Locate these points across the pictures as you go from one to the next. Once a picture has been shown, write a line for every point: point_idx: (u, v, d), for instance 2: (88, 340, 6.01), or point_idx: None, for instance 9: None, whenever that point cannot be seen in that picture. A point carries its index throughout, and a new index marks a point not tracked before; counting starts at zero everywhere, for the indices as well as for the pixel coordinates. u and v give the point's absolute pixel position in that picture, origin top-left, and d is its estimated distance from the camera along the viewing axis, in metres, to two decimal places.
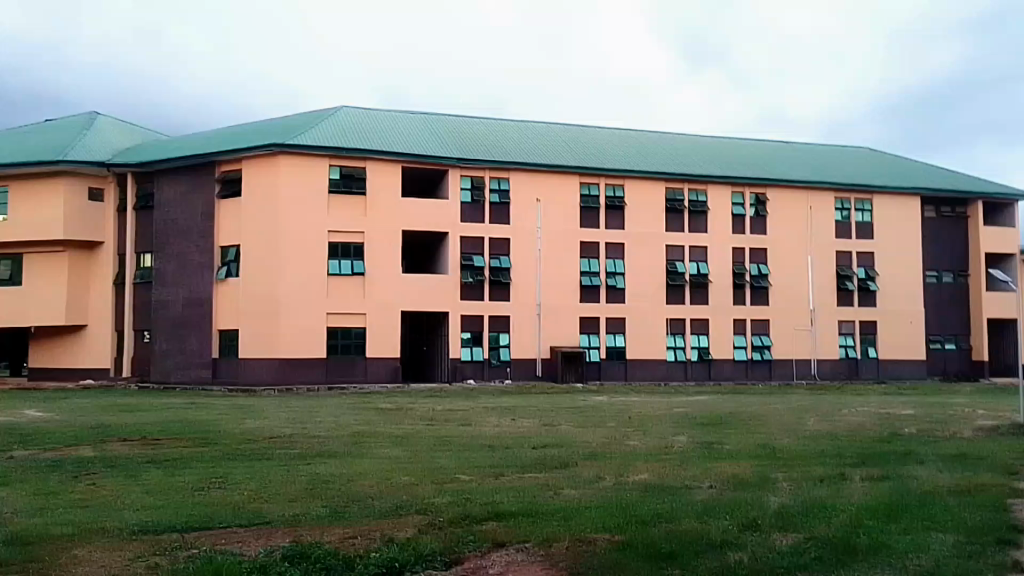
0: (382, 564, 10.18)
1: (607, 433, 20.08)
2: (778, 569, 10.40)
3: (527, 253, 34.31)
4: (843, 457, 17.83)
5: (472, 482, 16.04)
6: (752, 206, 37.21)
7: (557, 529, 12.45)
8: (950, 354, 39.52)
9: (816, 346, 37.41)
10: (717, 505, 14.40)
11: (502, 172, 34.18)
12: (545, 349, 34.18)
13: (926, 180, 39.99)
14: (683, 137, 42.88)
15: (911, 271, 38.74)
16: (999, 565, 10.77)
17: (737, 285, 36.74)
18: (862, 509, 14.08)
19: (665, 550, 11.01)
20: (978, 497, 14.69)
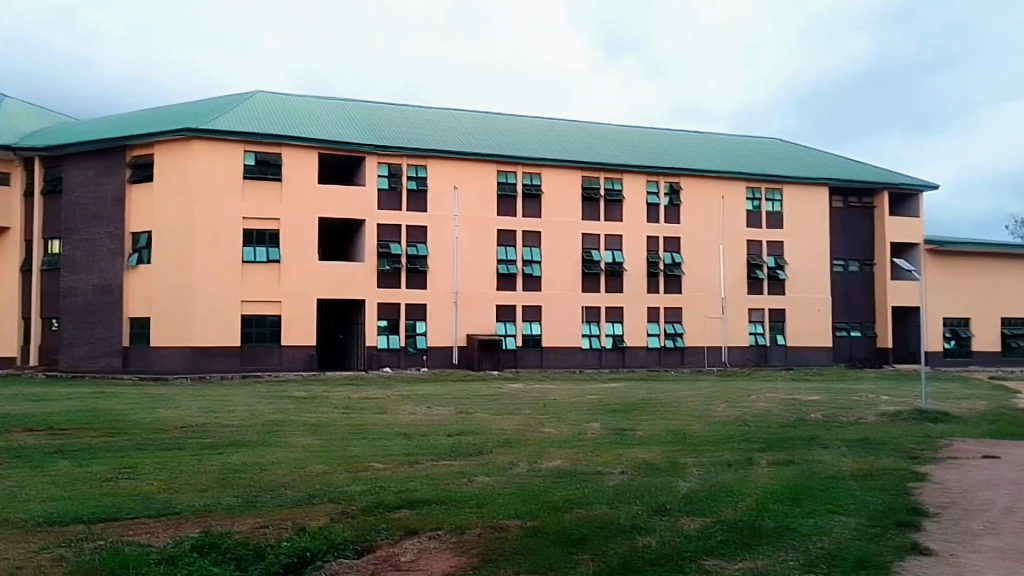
0: (293, 553, 8.90)
1: (486, 414, 22.09)
2: (692, 552, 9.13)
3: (444, 241, 35.75)
4: (749, 441, 16.24)
5: (387, 469, 14.04)
6: (667, 195, 39.74)
7: (470, 517, 10.48)
8: (856, 341, 42.90)
9: (727, 334, 40.23)
10: (630, 490, 12.28)
11: (419, 160, 35.43)
12: (462, 337, 35.78)
13: (835, 173, 43.19)
14: (608, 128, 44.40)
15: (818, 262, 41.94)
16: (899, 547, 9.51)
17: (652, 274, 39.19)
18: (766, 494, 11.77)
19: (576, 535, 9.60)
20: (886, 481, 12.27)
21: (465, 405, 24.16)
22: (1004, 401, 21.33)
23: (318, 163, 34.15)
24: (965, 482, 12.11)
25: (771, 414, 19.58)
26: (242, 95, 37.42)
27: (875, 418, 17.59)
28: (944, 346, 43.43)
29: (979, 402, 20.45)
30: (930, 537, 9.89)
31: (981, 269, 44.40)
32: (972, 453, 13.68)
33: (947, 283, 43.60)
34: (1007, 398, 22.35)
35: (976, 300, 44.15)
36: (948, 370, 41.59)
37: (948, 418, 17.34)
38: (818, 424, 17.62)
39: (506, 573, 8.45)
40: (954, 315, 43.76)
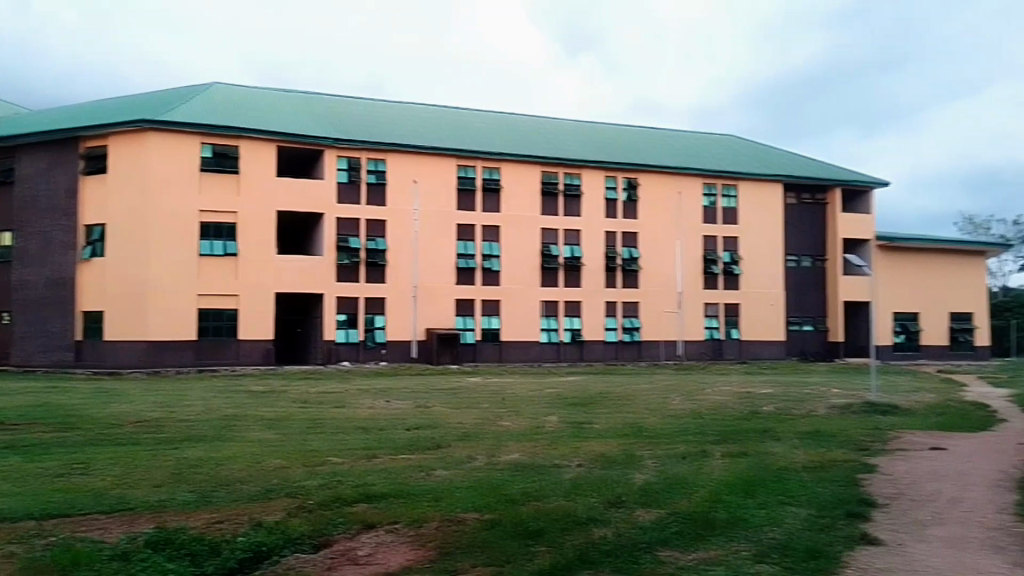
0: (249, 548, 8.91)
1: (445, 407, 22.16)
2: (646, 543, 9.27)
3: (403, 235, 35.70)
4: (704, 433, 16.47)
5: (345, 463, 14.05)
6: (625, 191, 40.01)
7: (428, 511, 10.52)
8: (808, 335, 43.39)
9: (683, 328, 40.63)
10: (587, 482, 12.42)
11: (378, 154, 35.28)
12: (421, 332, 35.77)
13: (789, 169, 43.72)
14: (566, 124, 44.55)
15: (773, 257, 42.49)
16: (850, 537, 9.72)
17: (610, 269, 39.44)
18: (720, 485, 11.98)
19: (533, 527, 9.71)
20: (837, 473, 12.51)
21: (423, 399, 24.19)
22: (953, 394, 21.82)
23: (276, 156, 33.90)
24: (913, 473, 12.36)
25: (725, 407, 19.87)
26: (199, 86, 37.03)
27: (826, 411, 17.92)
28: (894, 341, 44.25)
29: (928, 395, 20.92)
30: (879, 527, 10.13)
31: (932, 264, 45.19)
32: (920, 445, 13.98)
33: (898, 278, 44.33)
34: (954, 391, 22.84)
35: (926, 295, 44.94)
36: (898, 364, 42.38)
37: (897, 410, 17.70)
38: (770, 417, 17.88)
39: (465, 565, 8.56)
40: (904, 309, 44.51)
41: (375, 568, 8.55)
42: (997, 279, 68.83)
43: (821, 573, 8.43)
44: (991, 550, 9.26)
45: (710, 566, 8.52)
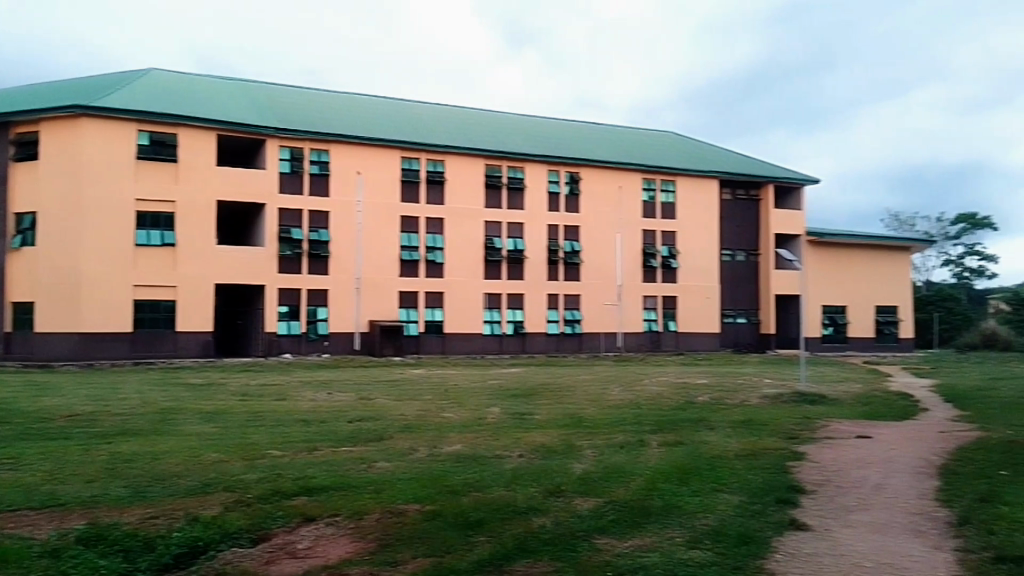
0: (185, 543, 8.99)
1: (387, 399, 22.31)
2: (584, 532, 9.54)
3: (346, 226, 35.61)
4: (642, 423, 16.84)
5: (284, 456, 14.12)
6: (567, 184, 40.37)
7: (369, 503, 10.69)
8: (742, 328, 44.54)
9: (623, 321, 41.19)
10: (526, 472, 12.67)
11: (321, 144, 35.09)
12: (363, 324, 35.77)
13: (726, 166, 44.50)
14: (508, 117, 44.76)
15: (710, 252, 43.29)
16: (780, 523, 10.09)
17: (552, 262, 39.88)
18: (655, 474, 12.31)
19: (473, 518, 9.92)
20: (767, 460, 12.92)
21: (365, 391, 24.27)
22: (878, 384, 22.59)
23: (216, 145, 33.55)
24: (840, 460, 12.83)
25: (661, 397, 20.31)
26: (136, 72, 36.51)
27: (758, 400, 18.44)
28: (823, 333, 45.29)
29: (854, 385, 21.63)
30: (806, 513, 10.53)
31: (861, 259, 46.40)
32: (847, 433, 14.47)
33: (828, 272, 45.43)
34: (881, 381, 23.62)
35: (856, 289, 46.15)
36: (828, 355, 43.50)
37: (825, 400, 18.28)
38: (706, 406, 18.35)
39: (406, 556, 8.73)
40: (833, 302, 45.60)
41: (314, 561, 8.69)
42: (921, 273, 70.98)
43: (751, 557, 8.79)
44: (913, 534, 9.66)
45: (645, 553, 8.81)
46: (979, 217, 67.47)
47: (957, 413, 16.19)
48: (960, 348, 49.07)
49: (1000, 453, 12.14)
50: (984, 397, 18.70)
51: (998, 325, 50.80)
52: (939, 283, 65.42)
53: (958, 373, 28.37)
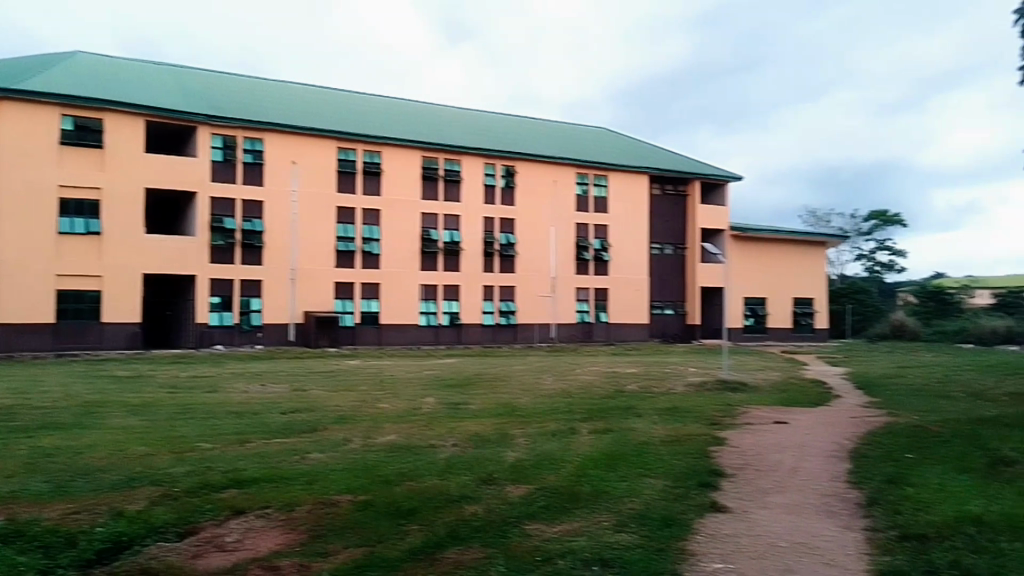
0: (108, 539, 9.20)
1: (321, 391, 22.51)
2: (515, 518, 9.95)
3: (281, 216, 35.54)
4: (573, 411, 17.32)
5: (214, 449, 14.28)
6: (503, 177, 40.85)
7: (300, 494, 10.96)
8: (669, 318, 45.66)
9: (555, 312, 42.05)
10: (459, 462, 13.02)
11: (255, 133, 34.85)
12: (298, 315, 35.75)
13: (655, 162, 45.47)
14: (440, 109, 45.02)
15: (638, 245, 44.31)
16: (701, 506, 10.61)
17: (488, 254, 40.38)
18: (585, 460, 12.79)
19: (406, 507, 10.28)
20: (691, 446, 13.46)
21: (300, 382, 24.40)
22: (794, 372, 23.51)
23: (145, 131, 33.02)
24: (759, 445, 13.44)
25: (592, 386, 20.83)
26: (61, 56, 35.83)
27: (683, 388, 19.09)
28: (744, 324, 46.61)
29: (773, 374, 22.47)
30: (726, 496, 11.05)
31: (782, 252, 48.02)
32: (765, 419, 15.12)
33: (750, 266, 46.85)
34: (798, 369, 24.56)
35: (776, 282, 47.73)
36: (751, 345, 44.98)
37: (745, 388, 18.99)
38: (634, 394, 18.94)
39: (337, 547, 9.04)
40: (753, 295, 46.98)
41: (243, 553, 8.93)
42: (837, 267, 73.22)
43: (674, 539, 9.25)
44: (825, 514, 10.14)
45: (573, 537, 9.23)
46: (891, 213, 69.73)
47: (866, 400, 17.00)
48: (871, 338, 50.95)
49: (906, 437, 12.83)
50: (891, 384, 19.62)
51: (907, 316, 52.77)
52: (853, 277, 67.48)
53: (871, 362, 29.57)
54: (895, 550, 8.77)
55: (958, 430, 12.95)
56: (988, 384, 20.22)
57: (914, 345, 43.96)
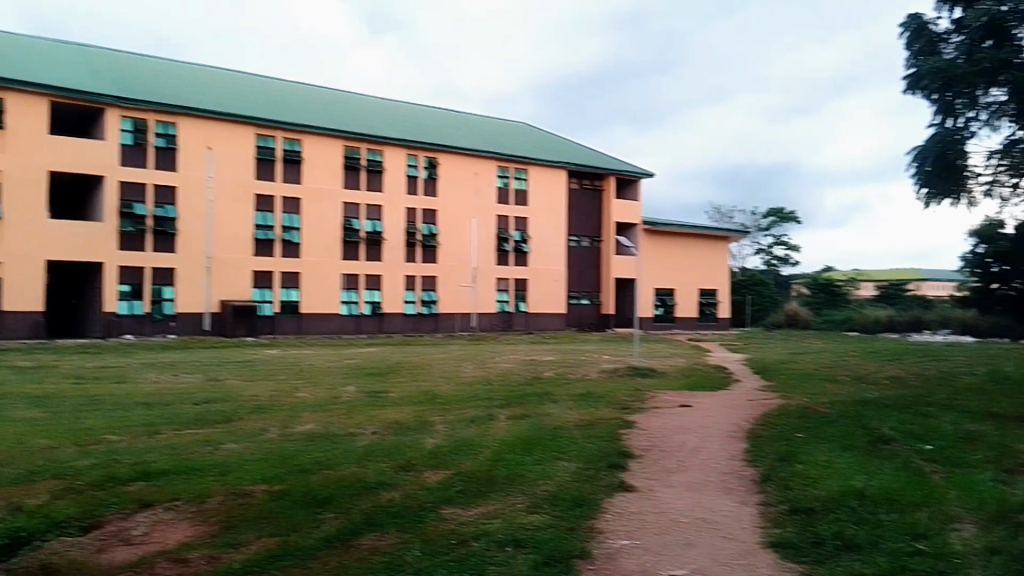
0: (6, 534, 9.30)
1: (236, 380, 22.73)
2: (431, 503, 10.43)
3: (197, 202, 35.04)
4: (491, 398, 17.92)
5: (122, 442, 14.44)
6: (425, 169, 41.27)
7: (212, 486, 11.24)
8: (585, 308, 47.10)
9: (475, 302, 42.93)
10: (378, 449, 13.49)
11: (168, 117, 34.16)
12: (214, 303, 35.46)
13: (572, 157, 46.49)
14: (357, 98, 45.13)
15: (555, 237, 45.59)
16: (610, 486, 11.24)
17: (410, 244, 40.84)
18: (502, 445, 13.40)
19: (322, 496, 10.70)
20: (601, 430, 14.17)
21: (214, 372, 24.55)
22: (699, 358, 24.59)
23: (49, 112, 31.90)
24: (664, 428, 14.23)
25: (511, 373, 21.50)
26: None
27: (597, 375, 19.87)
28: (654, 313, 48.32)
29: (679, 360, 23.46)
30: (633, 476, 11.72)
31: (689, 244, 50.00)
32: (670, 403, 15.96)
33: (661, 257, 48.46)
34: (703, 357, 25.68)
35: (683, 274, 49.58)
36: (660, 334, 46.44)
37: (654, 373, 19.91)
38: (550, 381, 19.67)
39: (250, 537, 9.28)
40: (662, 286, 48.78)
41: (151, 546, 9.13)
42: (740, 260, 75.66)
43: (584, 518, 9.80)
44: (724, 491, 10.81)
45: (488, 520, 9.72)
46: (787, 210, 72.10)
47: (763, 384, 18.01)
48: (767, 326, 52.70)
49: (797, 418, 13.76)
50: (785, 369, 20.79)
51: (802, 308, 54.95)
52: (753, 269, 69.66)
53: (770, 348, 31.02)
54: (785, 523, 9.41)
55: (844, 411, 13.95)
56: (873, 368, 21.58)
57: (809, 334, 45.84)
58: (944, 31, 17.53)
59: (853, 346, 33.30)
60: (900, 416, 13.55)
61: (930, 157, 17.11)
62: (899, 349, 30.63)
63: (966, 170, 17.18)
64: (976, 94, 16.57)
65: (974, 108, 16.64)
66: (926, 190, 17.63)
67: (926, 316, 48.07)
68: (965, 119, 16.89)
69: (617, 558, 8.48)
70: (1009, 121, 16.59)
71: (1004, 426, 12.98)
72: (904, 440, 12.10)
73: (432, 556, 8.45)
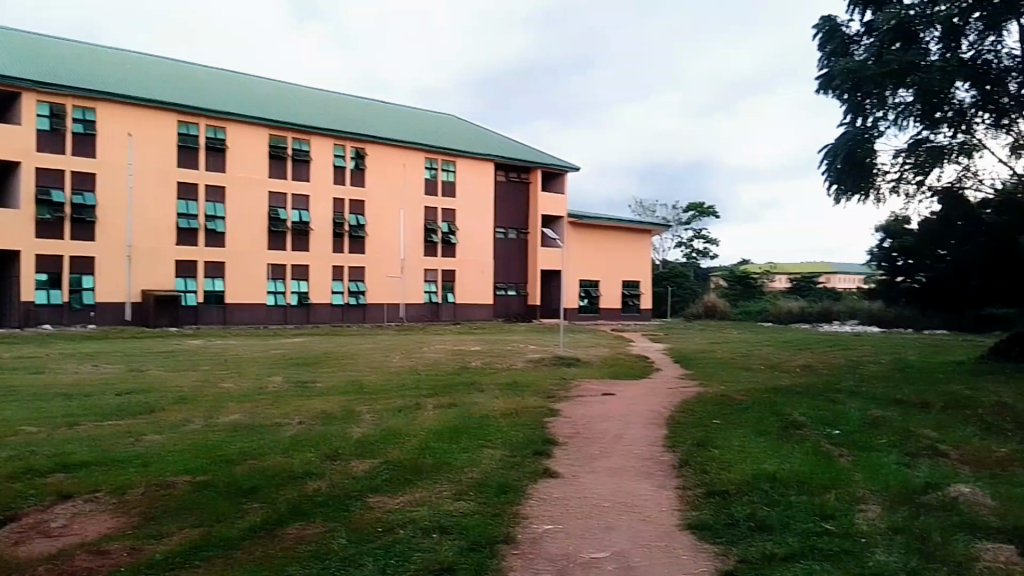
0: None
1: (159, 371, 22.47)
2: (358, 492, 10.57)
3: (117, 190, 34.30)
4: (418, 388, 18.04)
5: (41, 433, 14.24)
6: (353, 159, 41.12)
7: (133, 477, 11.19)
8: (512, 299, 47.58)
9: (403, 292, 42.97)
10: (304, 439, 13.56)
11: (87, 102, 33.29)
12: (135, 293, 34.81)
13: (499, 150, 46.80)
14: (280, 86, 44.65)
15: (482, 228, 45.83)
16: (535, 472, 11.51)
17: (337, 235, 40.69)
18: (428, 433, 13.58)
19: (247, 486, 10.75)
20: (527, 418, 14.42)
21: (136, 362, 24.20)
22: (622, 348, 25.05)
23: None
24: (588, 415, 14.56)
25: (439, 363, 21.66)
26: None
27: (524, 364, 20.15)
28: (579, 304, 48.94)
29: (603, 350, 23.85)
30: (557, 462, 12.01)
31: (613, 236, 50.74)
32: (594, 392, 16.30)
33: (586, 249, 49.10)
34: (627, 346, 26.24)
35: (607, 266, 50.34)
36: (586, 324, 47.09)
37: (578, 362, 20.27)
38: (477, 370, 19.90)
39: (172, 528, 9.29)
40: (587, 277, 49.43)
41: (71, 538, 9.09)
42: (661, 253, 76.88)
43: (508, 504, 10.04)
44: (644, 476, 11.16)
45: (414, 507, 9.89)
46: (706, 204, 73.46)
47: (682, 372, 18.48)
48: (686, 318, 53.75)
49: (714, 405, 14.19)
50: (705, 357, 21.34)
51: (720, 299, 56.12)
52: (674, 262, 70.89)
53: (689, 338, 31.75)
54: (701, 505, 9.78)
55: (758, 399, 14.44)
56: (785, 357, 22.32)
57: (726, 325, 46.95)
58: (855, 34, 18.35)
59: (766, 336, 34.28)
60: (810, 402, 14.09)
61: (841, 154, 17.70)
62: (810, 339, 31.62)
63: (873, 167, 17.85)
64: (885, 95, 17.24)
65: (882, 108, 17.30)
66: (836, 187, 18.29)
67: (837, 306, 49.42)
68: (873, 118, 17.57)
69: (542, 542, 8.73)
70: (915, 121, 17.34)
71: (906, 411, 13.61)
72: (813, 425, 12.62)
73: (359, 544, 8.60)
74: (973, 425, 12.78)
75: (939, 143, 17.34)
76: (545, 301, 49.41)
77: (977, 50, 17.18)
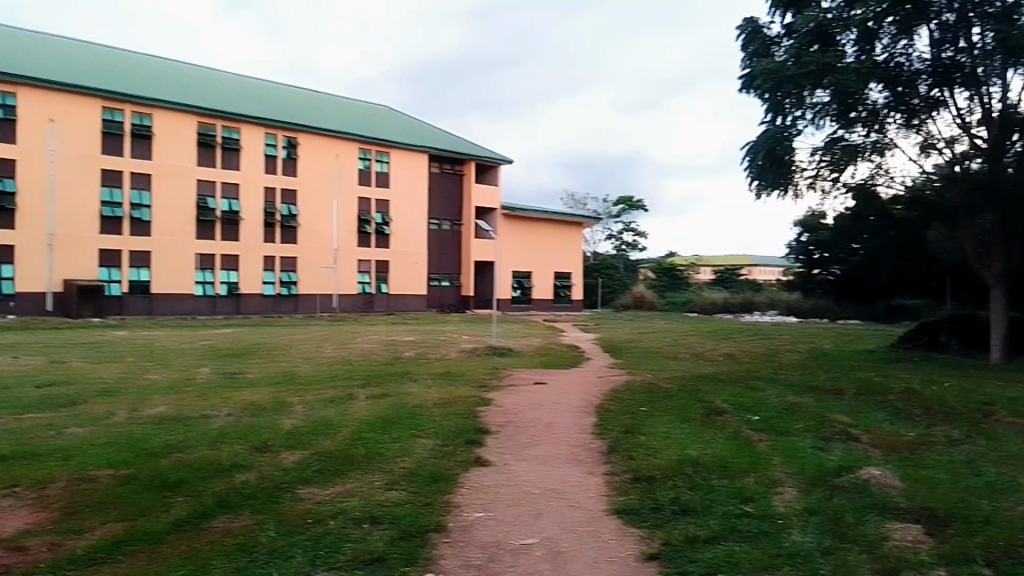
0: None
1: (81, 362, 22.14)
2: (287, 484, 10.66)
3: (38, 177, 33.54)
4: (349, 379, 18.12)
5: None
6: (284, 148, 40.82)
7: (55, 471, 11.13)
8: (445, 290, 47.77)
9: (336, 283, 42.85)
10: (232, 431, 13.57)
11: (7, 87, 32.42)
12: (57, 283, 34.11)
13: (431, 141, 46.90)
14: (208, 73, 44.06)
15: (416, 219, 45.86)
16: (466, 461, 11.73)
17: (268, 225, 40.38)
18: (360, 424, 13.71)
19: (173, 478, 10.78)
20: (459, 407, 14.62)
21: (58, 354, 23.80)
22: (552, 338, 25.32)
23: None
24: (518, 404, 14.82)
25: (371, 354, 21.72)
26: None
27: (457, 354, 20.33)
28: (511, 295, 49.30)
29: (534, 340, 24.13)
30: (488, 450, 12.24)
31: (545, 228, 51.19)
32: (525, 381, 16.57)
33: (518, 241, 49.46)
34: (557, 336, 26.59)
35: (539, 257, 50.79)
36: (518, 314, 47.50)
37: (509, 353, 20.50)
38: (409, 360, 20.03)
39: (95, 523, 9.29)
40: (519, 268, 49.80)
41: None
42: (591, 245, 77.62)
43: (438, 493, 10.24)
44: (572, 463, 11.47)
45: (344, 498, 10.04)
46: (636, 198, 74.34)
47: (610, 362, 18.82)
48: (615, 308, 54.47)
49: (641, 394, 14.56)
50: (632, 347, 21.76)
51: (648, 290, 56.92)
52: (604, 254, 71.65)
53: (617, 328, 32.24)
54: (627, 491, 10.11)
55: (683, 386, 14.87)
56: (710, 346, 22.84)
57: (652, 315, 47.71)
58: (776, 34, 18.87)
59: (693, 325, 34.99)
60: (732, 390, 14.55)
61: (761, 151, 18.22)
62: (734, 329, 32.36)
63: (791, 164, 18.44)
64: (803, 95, 17.78)
65: (801, 107, 17.83)
66: (756, 182, 18.83)
67: (759, 297, 50.49)
68: (792, 117, 18.10)
69: (471, 530, 8.96)
70: (832, 120, 17.93)
71: (824, 398, 14.15)
72: (735, 412, 13.07)
73: (288, 536, 8.72)
74: (884, 410, 13.38)
75: (854, 141, 17.94)
76: (478, 291, 49.66)
77: (890, 52, 17.75)
